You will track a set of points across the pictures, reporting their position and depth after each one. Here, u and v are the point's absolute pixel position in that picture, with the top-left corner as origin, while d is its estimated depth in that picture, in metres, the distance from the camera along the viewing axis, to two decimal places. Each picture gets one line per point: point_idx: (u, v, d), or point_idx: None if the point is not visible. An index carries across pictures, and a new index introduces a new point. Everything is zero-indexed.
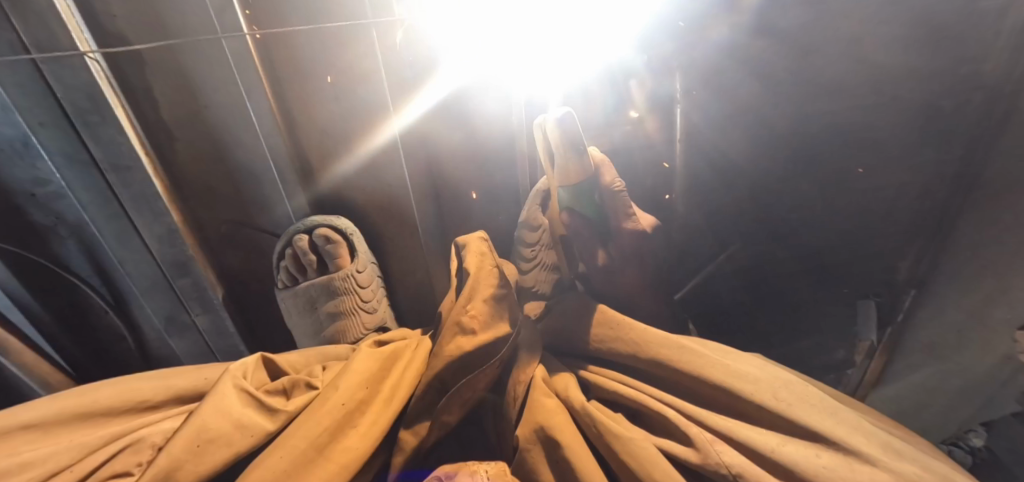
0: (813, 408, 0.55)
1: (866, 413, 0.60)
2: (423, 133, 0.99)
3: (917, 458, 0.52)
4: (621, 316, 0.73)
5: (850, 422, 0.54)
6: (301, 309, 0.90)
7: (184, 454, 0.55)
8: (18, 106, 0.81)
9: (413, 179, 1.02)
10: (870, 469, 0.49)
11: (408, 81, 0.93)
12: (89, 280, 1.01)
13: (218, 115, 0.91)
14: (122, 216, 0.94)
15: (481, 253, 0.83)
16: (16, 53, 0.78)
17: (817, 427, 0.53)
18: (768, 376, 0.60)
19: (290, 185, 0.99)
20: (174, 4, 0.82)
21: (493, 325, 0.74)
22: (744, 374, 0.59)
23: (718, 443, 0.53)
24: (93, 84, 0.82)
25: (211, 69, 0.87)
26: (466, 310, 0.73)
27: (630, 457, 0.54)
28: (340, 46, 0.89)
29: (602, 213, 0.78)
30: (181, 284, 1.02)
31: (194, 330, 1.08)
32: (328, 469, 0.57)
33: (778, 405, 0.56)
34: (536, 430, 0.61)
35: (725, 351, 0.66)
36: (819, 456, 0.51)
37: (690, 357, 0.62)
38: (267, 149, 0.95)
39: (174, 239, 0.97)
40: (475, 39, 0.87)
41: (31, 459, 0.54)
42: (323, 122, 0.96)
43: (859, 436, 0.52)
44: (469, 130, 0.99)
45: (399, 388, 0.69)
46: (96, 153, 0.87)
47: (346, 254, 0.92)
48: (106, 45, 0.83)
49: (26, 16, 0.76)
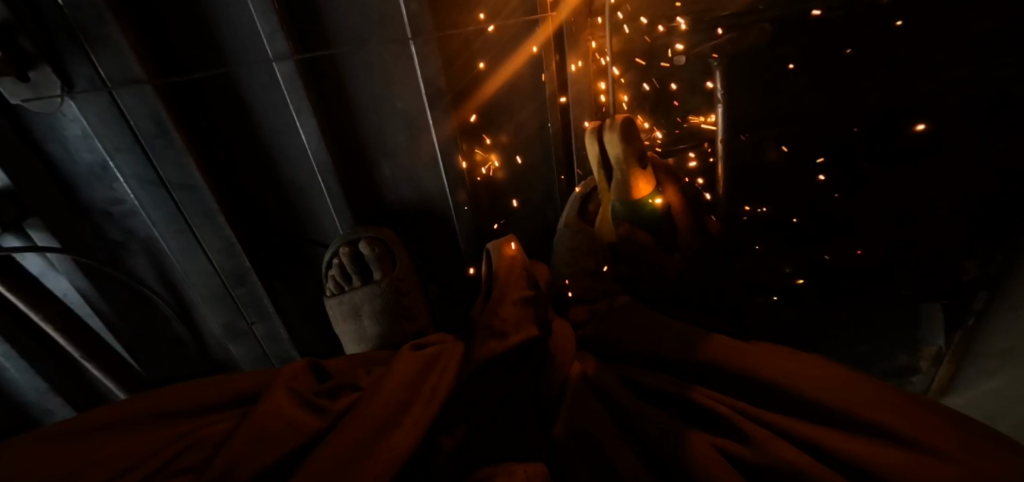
0: (863, 401, 0.54)
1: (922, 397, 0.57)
2: (465, 149, 1.01)
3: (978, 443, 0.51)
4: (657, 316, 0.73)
5: (899, 408, 0.54)
6: (347, 317, 0.94)
7: (244, 451, 0.58)
8: (98, 134, 0.87)
9: (454, 197, 1.03)
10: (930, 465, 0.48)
11: (450, 100, 0.95)
12: (157, 288, 1.09)
13: (274, 136, 0.96)
14: (188, 231, 1.00)
15: (513, 257, 0.88)
16: (95, 87, 0.84)
17: (883, 424, 0.52)
18: (826, 375, 0.58)
19: (339, 201, 1.02)
20: (235, 33, 0.86)
21: (524, 326, 0.76)
22: (786, 372, 0.59)
23: (775, 443, 0.53)
24: (160, 110, 0.86)
25: (267, 93, 0.91)
26: (496, 314, 0.78)
27: (682, 458, 0.54)
28: (383, 67, 0.91)
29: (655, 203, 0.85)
30: (239, 293, 1.08)
31: (250, 337, 1.15)
32: (379, 460, 0.59)
33: (826, 401, 0.55)
34: (580, 430, 0.60)
35: (773, 348, 0.64)
36: (874, 450, 0.50)
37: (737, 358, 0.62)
38: (318, 166, 0.99)
39: (232, 250, 1.02)
40: (514, 51, 0.92)
41: (113, 455, 0.60)
42: (370, 139, 0.99)
43: (910, 424, 0.52)
44: (508, 142, 1.02)
45: (440, 382, 0.70)
46: (164, 174, 0.92)
47: (388, 263, 0.93)
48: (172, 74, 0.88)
49: (101, 50, 0.81)
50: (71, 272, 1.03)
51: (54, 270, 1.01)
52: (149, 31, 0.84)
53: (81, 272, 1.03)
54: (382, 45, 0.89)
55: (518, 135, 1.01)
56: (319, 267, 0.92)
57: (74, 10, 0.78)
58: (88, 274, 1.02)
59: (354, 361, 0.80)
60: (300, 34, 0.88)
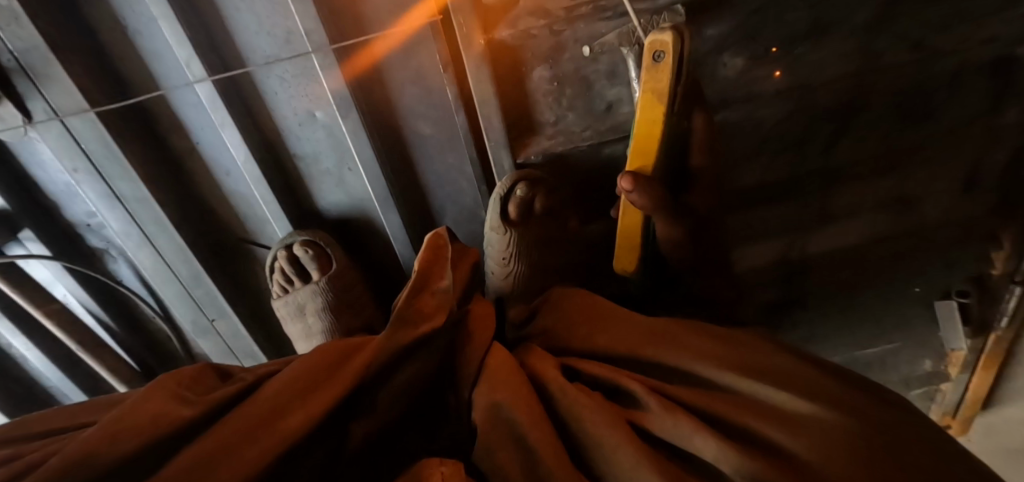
0: (790, 384, 0.48)
1: (846, 371, 0.52)
2: (407, 165, 0.97)
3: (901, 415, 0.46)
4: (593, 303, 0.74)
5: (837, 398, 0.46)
6: (294, 316, 1.01)
7: (111, 437, 0.42)
8: (57, 153, 0.84)
9: (386, 216, 0.98)
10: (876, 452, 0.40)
11: (381, 120, 0.91)
12: (140, 293, 1.03)
13: (211, 151, 0.90)
14: (146, 240, 0.94)
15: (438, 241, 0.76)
16: (49, 117, 0.81)
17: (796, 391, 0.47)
18: (741, 352, 0.53)
19: (278, 220, 0.98)
20: (153, 50, 0.81)
21: (440, 311, 0.65)
22: (710, 355, 0.53)
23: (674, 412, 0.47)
24: (107, 137, 0.83)
25: (197, 113, 0.87)
26: (412, 303, 0.64)
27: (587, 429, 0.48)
28: (303, 90, 0.86)
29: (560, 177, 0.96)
30: (197, 294, 1.01)
31: (214, 333, 1.08)
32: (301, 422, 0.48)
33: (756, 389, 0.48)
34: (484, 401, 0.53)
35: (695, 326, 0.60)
36: (806, 434, 0.43)
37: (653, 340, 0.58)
38: (247, 174, 0.91)
39: (185, 255, 0.96)
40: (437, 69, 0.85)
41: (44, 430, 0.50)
42: (296, 150, 0.93)
43: (851, 412, 0.44)
44: (447, 159, 0.96)
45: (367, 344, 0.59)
46: (118, 188, 0.88)
47: (324, 263, 0.98)
48: (106, 91, 0.83)
49: (46, 82, 0.78)
50: (70, 281, 1.00)
51: (61, 284, 1.00)
52: (102, 64, 0.82)
53: (77, 283, 1.00)
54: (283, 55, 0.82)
55: (444, 143, 0.94)
56: (265, 270, 0.99)
57: (15, 42, 0.75)
58: (85, 286, 1.01)
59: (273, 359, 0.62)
60: (213, 47, 0.82)
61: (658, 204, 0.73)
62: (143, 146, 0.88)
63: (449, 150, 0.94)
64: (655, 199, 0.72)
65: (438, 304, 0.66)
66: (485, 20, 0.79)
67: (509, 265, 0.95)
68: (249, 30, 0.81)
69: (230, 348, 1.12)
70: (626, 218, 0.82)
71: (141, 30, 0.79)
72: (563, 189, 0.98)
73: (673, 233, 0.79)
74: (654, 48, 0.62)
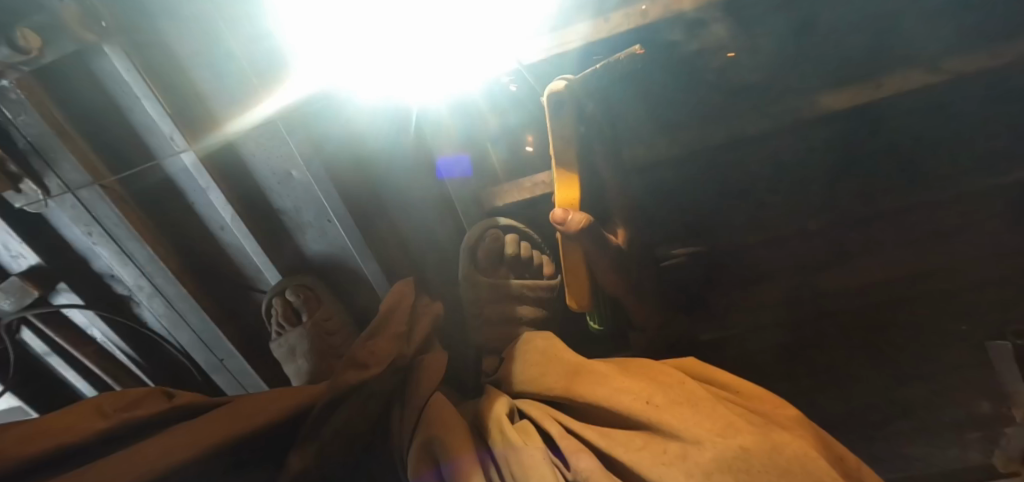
0: (692, 409, 0.49)
1: (751, 393, 0.54)
2: (380, 211, 1.00)
3: (801, 433, 0.47)
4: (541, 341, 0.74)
5: (726, 415, 0.48)
6: (287, 359, 1.03)
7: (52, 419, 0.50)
8: (73, 220, 0.93)
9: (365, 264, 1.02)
10: (764, 472, 0.42)
11: (347, 170, 0.94)
12: (160, 333, 1.15)
13: (204, 210, 0.99)
14: (156, 291, 1.03)
15: (400, 294, 0.89)
16: (62, 191, 0.89)
17: (698, 417, 0.48)
18: (653, 384, 0.55)
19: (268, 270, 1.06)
20: (146, 126, 0.88)
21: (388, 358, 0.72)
22: (631, 391, 0.54)
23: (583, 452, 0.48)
24: (112, 206, 0.91)
25: (187, 177, 0.94)
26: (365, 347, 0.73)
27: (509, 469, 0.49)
28: (272, 147, 0.90)
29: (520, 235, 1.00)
30: (205, 334, 1.11)
31: (224, 368, 1.18)
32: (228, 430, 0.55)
33: (664, 417, 0.49)
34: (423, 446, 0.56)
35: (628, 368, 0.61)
36: (700, 457, 0.44)
37: (579, 382, 0.60)
38: (235, 229, 0.98)
39: (189, 303, 1.05)
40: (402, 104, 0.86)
41: None
42: (275, 203, 0.99)
43: (744, 428, 0.45)
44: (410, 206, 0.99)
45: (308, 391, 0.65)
46: (127, 248, 0.97)
47: (314, 307, 1.03)
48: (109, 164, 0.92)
49: (56, 162, 0.86)
50: (100, 325, 1.12)
51: (96, 326, 1.13)
52: (102, 140, 0.90)
53: (106, 326, 1.12)
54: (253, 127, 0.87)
55: (414, 195, 0.97)
56: (261, 316, 1.05)
57: (27, 129, 0.83)
58: (115, 329, 1.12)
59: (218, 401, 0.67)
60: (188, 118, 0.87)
61: (591, 248, 0.71)
62: (146, 209, 0.97)
63: (416, 199, 0.98)
64: (585, 243, 0.70)
65: (388, 351, 0.74)
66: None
67: (483, 311, 0.93)
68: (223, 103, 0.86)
69: (239, 381, 1.21)
70: (571, 273, 0.78)
71: (132, 108, 0.86)
72: (537, 242, 1.01)
73: (624, 282, 0.78)
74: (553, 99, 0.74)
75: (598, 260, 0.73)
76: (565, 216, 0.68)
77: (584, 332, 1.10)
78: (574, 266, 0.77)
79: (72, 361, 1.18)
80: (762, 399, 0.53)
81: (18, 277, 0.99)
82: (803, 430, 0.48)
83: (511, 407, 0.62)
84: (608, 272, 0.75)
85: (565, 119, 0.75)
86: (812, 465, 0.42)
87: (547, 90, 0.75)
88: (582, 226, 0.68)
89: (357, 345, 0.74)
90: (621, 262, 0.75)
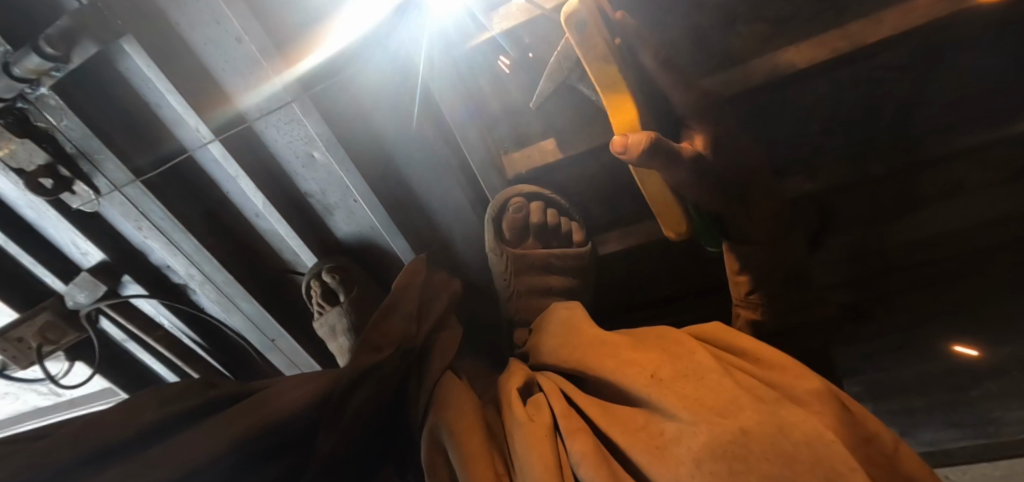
0: (696, 383, 0.51)
1: (777, 363, 0.52)
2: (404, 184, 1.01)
3: (819, 408, 0.46)
4: (568, 315, 0.76)
5: (731, 390, 0.49)
6: (330, 337, 1.08)
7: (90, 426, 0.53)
8: (125, 214, 0.99)
9: (396, 240, 1.03)
10: (762, 461, 0.41)
11: (363, 145, 0.94)
12: (217, 317, 1.22)
13: (239, 198, 1.03)
14: (206, 277, 1.10)
15: (413, 273, 0.89)
16: (110, 189, 0.94)
17: (706, 401, 0.49)
18: (665, 355, 0.57)
19: (305, 252, 1.08)
20: (175, 120, 0.91)
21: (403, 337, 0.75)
22: (640, 367, 0.57)
23: (579, 433, 0.51)
24: (155, 200, 0.96)
25: (219, 166, 0.97)
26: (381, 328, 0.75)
27: (522, 446, 0.53)
28: (288, 128, 0.90)
29: (552, 201, 0.96)
30: (256, 316, 1.18)
31: (277, 346, 1.25)
32: (253, 424, 0.58)
33: (666, 394, 0.51)
34: (436, 431, 0.60)
35: (649, 338, 0.63)
36: (693, 442, 0.45)
37: (600, 360, 0.62)
38: (271, 214, 1.01)
39: (237, 287, 1.11)
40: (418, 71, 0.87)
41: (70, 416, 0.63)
42: (301, 184, 1.00)
43: (748, 406, 0.46)
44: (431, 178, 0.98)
45: (327, 375, 0.68)
46: (175, 238, 1.03)
47: (350, 288, 1.05)
48: (147, 159, 0.95)
49: (100, 162, 0.91)
50: (166, 312, 1.20)
51: (162, 313, 1.21)
52: (138, 138, 0.94)
53: (170, 313, 1.20)
54: (266, 110, 0.87)
55: (433, 168, 0.96)
56: (303, 297, 1.09)
57: (70, 133, 0.87)
58: (177, 315, 1.20)
59: (251, 385, 0.70)
60: (210, 108, 0.88)
61: (664, 168, 0.61)
62: (184, 201, 1.01)
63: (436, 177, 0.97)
64: (656, 166, 0.60)
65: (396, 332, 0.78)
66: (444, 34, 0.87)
67: (511, 283, 0.91)
68: (229, 79, 0.85)
69: (291, 358, 1.29)
70: (657, 202, 0.71)
71: (160, 103, 0.89)
72: (566, 208, 0.96)
73: (715, 195, 0.66)
74: (574, 17, 0.64)
75: (674, 180, 0.63)
76: (624, 140, 0.57)
77: (621, 298, 1.07)
78: (657, 191, 0.70)
79: (147, 346, 1.28)
80: (781, 367, 0.51)
81: (87, 271, 1.07)
82: (822, 405, 0.46)
83: (531, 383, 0.67)
84: (690, 188, 0.65)
85: (593, 40, 0.65)
86: (822, 450, 0.41)
87: (563, 13, 0.64)
88: (645, 144, 0.56)
89: (369, 327, 0.76)
90: (704, 174, 0.64)
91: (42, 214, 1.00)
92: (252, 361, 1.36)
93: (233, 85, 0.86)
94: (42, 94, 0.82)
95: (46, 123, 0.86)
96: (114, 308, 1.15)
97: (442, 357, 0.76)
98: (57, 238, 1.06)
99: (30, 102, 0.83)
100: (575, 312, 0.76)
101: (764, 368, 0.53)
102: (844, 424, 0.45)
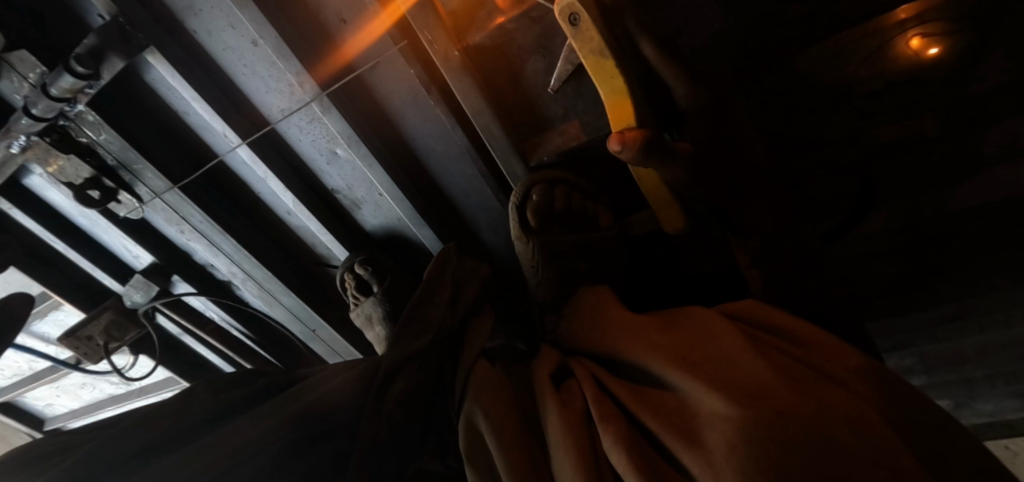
0: (731, 364, 0.50)
1: (815, 339, 0.51)
2: (429, 177, 1.03)
3: (863, 388, 0.44)
4: (598, 300, 0.75)
5: (766, 369, 0.47)
6: (366, 326, 1.10)
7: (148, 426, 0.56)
8: (167, 218, 1.04)
9: (422, 231, 1.06)
10: (806, 441, 0.39)
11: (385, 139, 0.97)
12: (262, 311, 1.28)
13: (270, 197, 1.06)
14: (247, 275, 1.15)
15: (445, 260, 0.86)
16: (151, 197, 0.99)
17: (745, 383, 0.47)
18: (697, 336, 0.56)
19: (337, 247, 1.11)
20: (206, 128, 0.93)
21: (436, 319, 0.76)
22: (668, 350, 0.55)
23: (612, 417, 0.51)
24: (193, 206, 1.00)
25: (251, 169, 0.99)
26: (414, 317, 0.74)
27: (557, 433, 0.52)
28: (310, 125, 0.92)
29: (578, 181, 0.94)
30: (295, 308, 1.23)
31: (316, 335, 1.31)
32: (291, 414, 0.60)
33: (698, 377, 0.49)
34: (472, 417, 0.60)
35: (683, 321, 0.60)
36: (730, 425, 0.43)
37: (632, 343, 0.60)
38: (303, 213, 1.04)
39: (275, 282, 1.15)
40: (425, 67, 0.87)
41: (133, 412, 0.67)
42: (328, 180, 1.02)
43: (786, 386, 0.45)
44: (449, 172, 1.01)
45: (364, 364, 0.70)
46: (215, 239, 1.07)
47: (383, 276, 1.07)
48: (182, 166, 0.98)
49: (139, 173, 0.95)
50: (216, 307, 1.26)
51: (211, 308, 1.28)
52: (173, 145, 0.97)
53: (220, 308, 1.26)
54: (287, 110, 0.90)
55: (450, 158, 0.98)
56: (339, 288, 1.11)
57: (109, 146, 0.91)
58: (225, 310, 1.27)
59: (294, 378, 0.72)
60: (238, 114, 0.91)
61: (662, 165, 0.60)
62: (221, 204, 1.04)
63: (457, 167, 0.99)
64: (655, 164, 0.59)
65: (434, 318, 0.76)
66: (456, 29, 0.86)
67: (539, 271, 0.90)
68: (251, 80, 0.88)
69: (331, 346, 1.34)
70: (658, 196, 0.74)
71: (186, 111, 0.91)
72: (591, 190, 0.94)
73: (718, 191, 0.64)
74: (568, 14, 0.64)
75: (672, 176, 0.62)
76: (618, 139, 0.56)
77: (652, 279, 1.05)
78: (655, 188, 0.73)
79: (201, 338, 1.36)
80: (820, 347, 0.50)
81: (142, 273, 1.13)
82: (866, 386, 0.44)
83: (561, 366, 0.67)
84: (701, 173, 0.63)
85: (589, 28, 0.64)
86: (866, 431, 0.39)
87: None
88: (640, 142, 0.55)
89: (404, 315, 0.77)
90: (708, 169, 0.63)
91: (95, 222, 1.06)
92: (297, 351, 1.42)
93: (258, 90, 0.89)
94: (80, 110, 0.85)
95: (87, 138, 0.89)
96: (169, 305, 1.22)
97: (478, 341, 0.74)
98: (111, 243, 1.12)
99: (70, 119, 0.86)
100: (610, 297, 0.74)
101: (800, 348, 0.51)
102: (889, 403, 0.43)
